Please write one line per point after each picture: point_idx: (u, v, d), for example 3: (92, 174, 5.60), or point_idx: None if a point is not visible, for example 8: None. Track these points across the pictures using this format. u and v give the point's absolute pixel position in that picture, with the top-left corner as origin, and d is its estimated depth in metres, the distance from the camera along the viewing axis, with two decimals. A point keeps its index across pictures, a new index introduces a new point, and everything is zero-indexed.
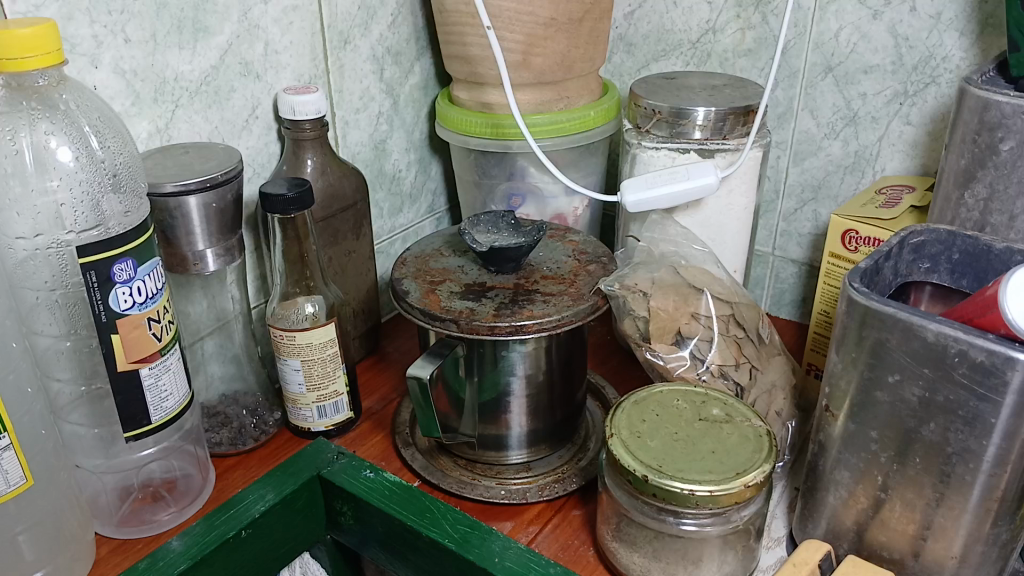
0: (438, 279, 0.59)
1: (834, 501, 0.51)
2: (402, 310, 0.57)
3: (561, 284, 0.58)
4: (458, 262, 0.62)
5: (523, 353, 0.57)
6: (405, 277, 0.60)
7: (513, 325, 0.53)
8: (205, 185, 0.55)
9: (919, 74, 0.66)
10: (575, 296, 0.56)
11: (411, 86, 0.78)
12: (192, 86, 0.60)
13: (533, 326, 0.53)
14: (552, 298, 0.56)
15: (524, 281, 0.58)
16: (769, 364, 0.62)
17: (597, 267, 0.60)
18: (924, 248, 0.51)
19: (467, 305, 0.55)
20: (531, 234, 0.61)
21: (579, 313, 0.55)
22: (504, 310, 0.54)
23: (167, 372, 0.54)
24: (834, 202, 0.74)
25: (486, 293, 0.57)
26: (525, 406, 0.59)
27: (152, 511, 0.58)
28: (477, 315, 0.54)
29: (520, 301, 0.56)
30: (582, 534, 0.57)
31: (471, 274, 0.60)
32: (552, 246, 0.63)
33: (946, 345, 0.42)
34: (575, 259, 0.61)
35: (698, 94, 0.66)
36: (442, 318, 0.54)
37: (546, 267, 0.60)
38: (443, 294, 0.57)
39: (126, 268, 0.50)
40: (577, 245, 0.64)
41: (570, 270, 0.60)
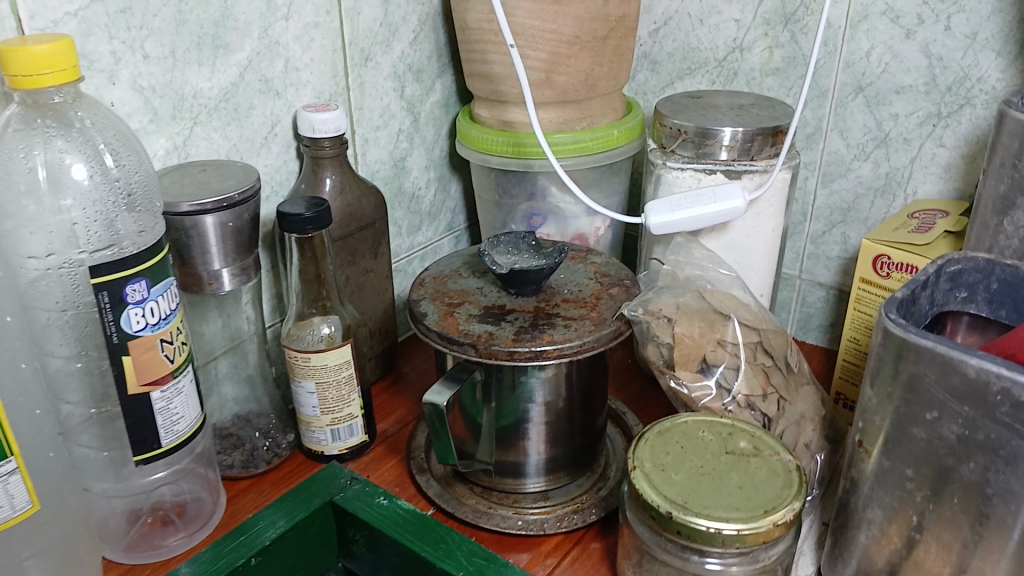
0: (456, 301, 0.58)
1: (866, 540, 0.49)
2: (419, 332, 0.56)
3: (582, 308, 0.56)
4: (478, 284, 0.60)
5: (542, 378, 0.55)
6: (422, 298, 0.58)
7: (533, 351, 0.52)
8: (221, 204, 0.54)
9: (953, 96, 0.64)
10: (597, 321, 0.55)
11: (431, 104, 0.77)
12: (211, 103, 0.59)
13: (554, 352, 0.52)
14: (573, 322, 0.54)
15: (545, 304, 0.57)
16: (798, 395, 0.60)
17: (618, 291, 0.58)
18: (961, 277, 0.49)
19: (486, 328, 0.54)
20: (552, 255, 0.59)
21: (601, 339, 0.53)
22: (524, 335, 0.53)
23: (179, 395, 0.53)
24: (864, 225, 0.72)
25: (505, 316, 0.56)
26: (543, 433, 0.58)
27: (162, 535, 0.57)
28: (496, 339, 0.53)
29: (540, 326, 0.54)
30: (601, 567, 0.56)
31: (490, 296, 0.59)
32: (574, 268, 0.62)
33: (988, 381, 0.40)
34: (598, 282, 0.60)
35: (725, 114, 0.64)
36: (460, 342, 0.53)
37: (568, 290, 0.59)
38: (461, 317, 0.56)
39: (139, 289, 0.49)
40: (599, 267, 0.62)
41: (592, 293, 0.58)
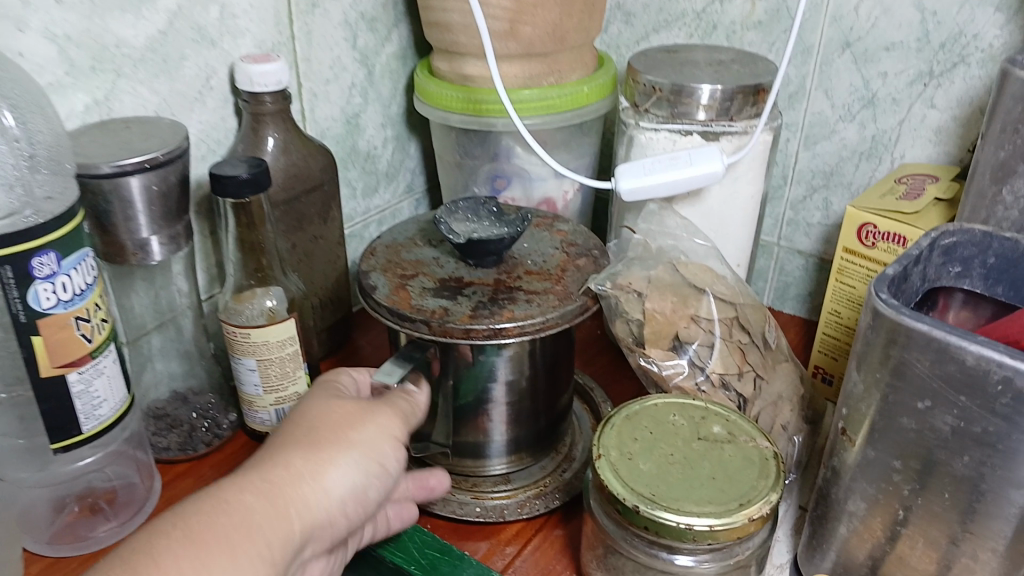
0: (409, 273, 0.53)
1: (846, 533, 0.45)
2: (368, 307, 0.51)
3: (546, 281, 0.52)
4: (433, 254, 0.55)
5: (503, 357, 0.51)
6: (372, 270, 0.53)
7: (492, 329, 0.47)
8: (143, 166, 0.48)
9: (947, 53, 0.60)
10: (562, 295, 0.50)
11: (387, 56, 0.71)
12: (137, 53, 0.53)
13: (514, 330, 0.47)
14: (536, 297, 0.50)
15: (506, 277, 0.52)
16: (775, 374, 0.56)
17: (586, 263, 0.54)
18: (955, 251, 0.45)
19: (441, 303, 0.49)
20: (515, 224, 0.55)
21: (566, 315, 0.49)
22: (481, 311, 0.48)
23: (101, 377, 0.48)
24: (847, 191, 0.68)
25: (462, 289, 0.51)
26: (506, 413, 0.53)
27: (89, 525, 0.52)
28: (451, 315, 0.48)
29: (500, 301, 0.50)
30: (563, 557, 0.52)
31: (446, 267, 0.54)
32: (539, 237, 0.57)
33: (988, 370, 0.36)
34: (564, 252, 0.55)
35: (703, 71, 0.59)
36: (412, 319, 0.48)
37: (531, 261, 0.54)
38: (414, 291, 0.51)
39: (48, 261, 0.43)
40: (566, 236, 0.57)
41: (558, 264, 0.54)
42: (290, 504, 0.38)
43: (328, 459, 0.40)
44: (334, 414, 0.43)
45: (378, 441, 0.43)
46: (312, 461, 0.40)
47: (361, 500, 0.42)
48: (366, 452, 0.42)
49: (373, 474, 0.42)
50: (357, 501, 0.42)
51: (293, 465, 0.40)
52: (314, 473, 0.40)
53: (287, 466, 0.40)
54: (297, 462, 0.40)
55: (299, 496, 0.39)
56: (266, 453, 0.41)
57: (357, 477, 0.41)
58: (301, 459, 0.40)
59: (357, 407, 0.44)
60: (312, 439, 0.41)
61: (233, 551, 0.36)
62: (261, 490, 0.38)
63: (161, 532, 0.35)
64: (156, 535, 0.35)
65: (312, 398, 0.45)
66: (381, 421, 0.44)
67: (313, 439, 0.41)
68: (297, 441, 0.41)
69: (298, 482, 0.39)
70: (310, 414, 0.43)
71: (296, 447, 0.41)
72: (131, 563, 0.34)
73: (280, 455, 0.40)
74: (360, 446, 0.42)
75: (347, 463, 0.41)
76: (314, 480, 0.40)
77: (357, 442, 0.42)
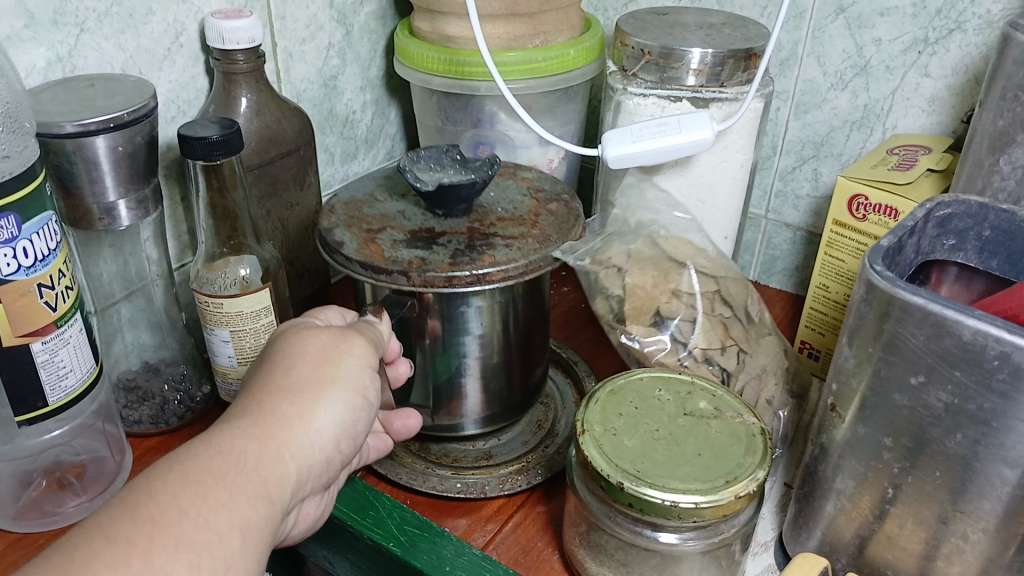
0: (376, 227, 0.50)
1: (833, 511, 0.44)
2: (336, 264, 0.48)
3: (521, 226, 0.50)
4: (398, 207, 0.53)
5: (477, 307, 0.49)
6: (335, 226, 0.50)
7: (475, 276, 0.46)
8: (108, 125, 0.46)
9: (943, 19, 0.58)
10: (541, 238, 0.49)
11: (366, 16, 0.69)
12: (100, 6, 0.51)
13: (498, 275, 0.46)
14: (514, 241, 0.48)
15: (479, 224, 0.50)
16: (758, 348, 0.55)
17: (557, 207, 0.52)
18: (950, 223, 0.44)
19: (416, 253, 0.47)
20: (483, 169, 0.52)
21: (547, 258, 0.48)
22: (461, 258, 0.46)
23: (66, 346, 0.46)
24: (837, 161, 0.67)
25: (435, 239, 0.49)
26: (480, 369, 0.51)
27: (56, 500, 0.51)
28: (430, 264, 0.46)
29: (478, 247, 0.48)
30: (545, 534, 0.51)
31: (414, 220, 0.51)
32: (504, 185, 0.55)
33: (985, 345, 0.35)
34: (532, 199, 0.53)
35: (693, 34, 0.58)
36: (388, 271, 0.46)
37: (501, 208, 0.52)
38: (384, 244, 0.48)
39: (7, 225, 0.41)
40: (532, 182, 0.56)
41: (529, 210, 0.52)
42: (280, 446, 0.37)
43: (314, 397, 0.39)
44: (313, 342, 0.41)
45: (361, 370, 0.41)
46: (302, 400, 0.38)
47: (349, 434, 0.40)
48: (350, 384, 0.40)
49: (360, 407, 0.41)
50: (346, 433, 0.40)
51: (278, 407, 0.38)
52: (302, 413, 0.38)
53: (272, 407, 0.38)
54: (283, 403, 0.38)
55: (292, 437, 0.37)
56: (248, 394, 0.39)
57: (345, 411, 0.40)
58: (289, 398, 0.38)
59: (335, 333, 0.42)
60: (295, 373, 0.39)
61: (227, 494, 0.34)
62: (249, 434, 0.36)
63: (148, 481, 0.33)
64: (145, 485, 0.33)
65: (284, 328, 0.43)
66: (360, 348, 0.42)
67: (295, 373, 0.39)
68: (279, 377, 0.39)
69: (287, 425, 0.37)
70: (285, 344, 0.41)
71: (279, 385, 0.39)
72: (119, 514, 0.31)
73: (263, 396, 0.38)
74: (344, 379, 0.40)
75: (334, 398, 0.39)
76: (302, 420, 0.38)
77: (341, 374, 0.40)
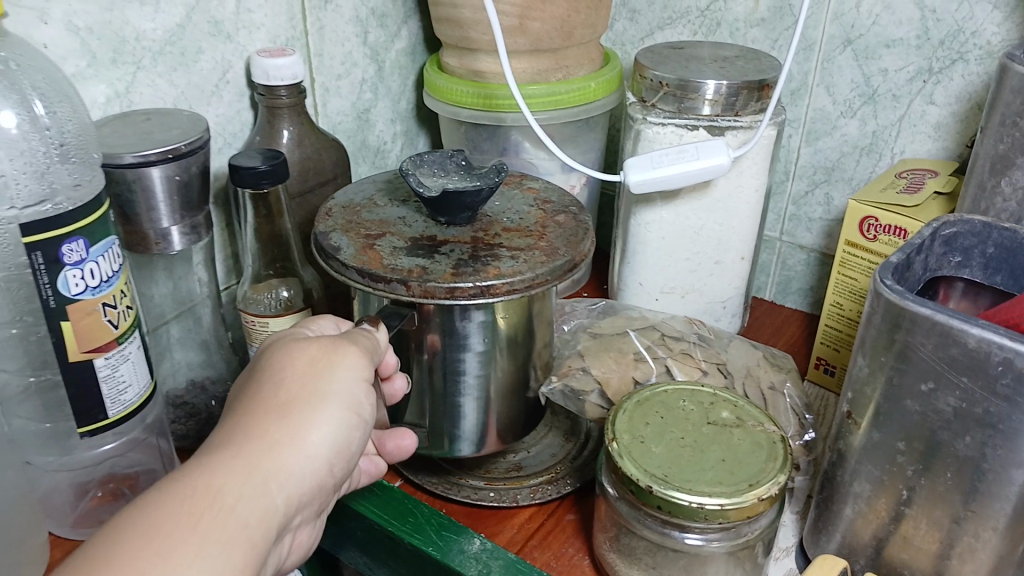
0: (375, 233, 0.50)
1: (851, 515, 0.47)
2: (333, 270, 0.48)
3: (527, 238, 0.50)
4: (399, 213, 0.53)
5: (477, 322, 0.48)
6: (333, 230, 0.50)
7: (478, 287, 0.45)
8: (166, 156, 0.49)
9: (946, 50, 0.61)
10: (548, 251, 0.48)
11: (397, 52, 0.73)
12: (156, 46, 0.54)
13: (503, 287, 0.45)
14: (520, 254, 0.48)
15: (483, 235, 0.50)
16: (732, 355, 0.62)
17: (565, 219, 0.53)
18: (957, 240, 0.47)
19: (417, 262, 0.46)
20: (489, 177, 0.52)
21: (554, 272, 0.47)
22: (464, 268, 0.46)
23: (126, 362, 0.50)
24: (848, 186, 0.70)
25: (438, 248, 0.48)
26: (479, 386, 0.50)
27: (111, 510, 0.54)
28: (431, 274, 0.45)
29: (482, 258, 0.47)
30: (576, 541, 0.53)
31: (415, 227, 0.51)
32: (510, 196, 0.56)
33: (989, 352, 0.38)
34: (539, 210, 0.54)
35: (709, 66, 0.61)
36: (388, 279, 0.45)
37: (506, 219, 0.52)
38: (383, 251, 0.48)
39: (77, 248, 0.45)
40: (537, 194, 0.56)
41: (535, 222, 0.52)
42: (267, 474, 0.37)
43: (302, 419, 0.39)
44: (302, 360, 0.41)
45: (353, 385, 0.41)
46: (286, 427, 0.39)
47: (341, 458, 0.41)
48: (341, 401, 0.41)
49: (351, 428, 0.41)
50: (340, 452, 0.41)
51: (263, 433, 0.38)
52: (290, 436, 0.38)
53: (258, 433, 0.38)
54: (270, 428, 0.38)
55: (276, 468, 0.38)
56: (236, 418, 0.39)
57: (337, 430, 0.40)
58: (272, 427, 0.38)
59: (327, 345, 0.42)
60: (282, 395, 0.40)
61: (202, 535, 0.34)
62: (230, 465, 0.36)
63: (122, 524, 0.33)
64: (118, 528, 0.33)
65: (276, 344, 0.43)
66: (353, 359, 0.42)
67: (283, 395, 0.40)
68: (267, 400, 0.39)
69: (275, 450, 0.38)
70: (276, 363, 0.41)
71: (266, 408, 0.39)
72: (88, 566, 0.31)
73: (246, 422, 0.39)
74: (334, 397, 0.40)
75: (324, 417, 0.40)
76: (290, 444, 0.38)
77: (331, 391, 0.41)
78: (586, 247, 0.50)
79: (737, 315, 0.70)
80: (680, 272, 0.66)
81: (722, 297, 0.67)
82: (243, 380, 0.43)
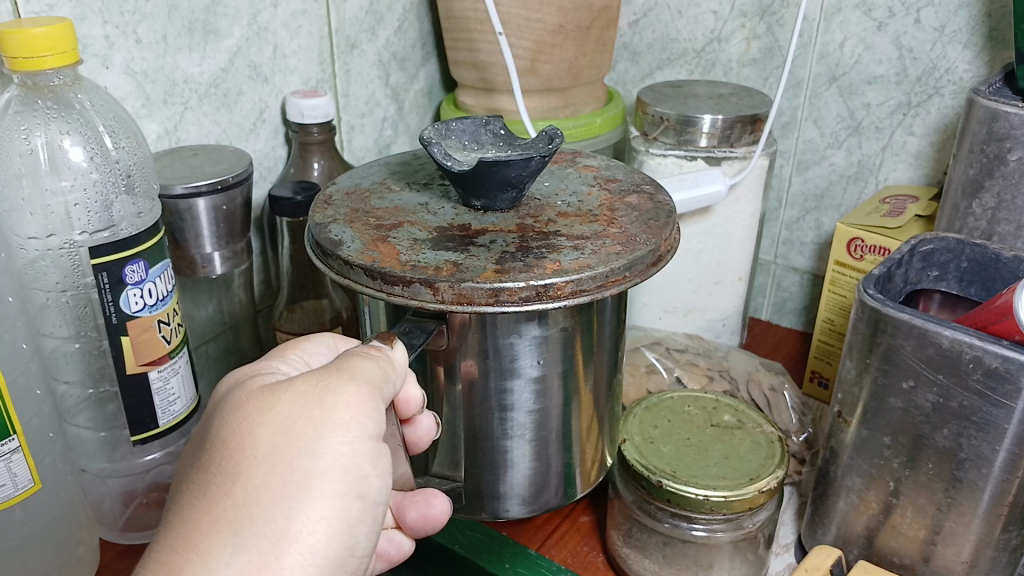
0: (388, 224, 0.43)
1: (845, 508, 0.51)
2: (333, 269, 0.41)
3: (593, 225, 0.43)
4: (418, 199, 0.47)
5: (530, 340, 0.40)
6: (333, 222, 0.43)
7: (533, 289, 0.37)
8: (215, 187, 0.54)
9: (923, 86, 0.67)
10: (625, 241, 0.41)
11: (415, 92, 0.78)
12: (202, 88, 0.59)
13: (567, 288, 0.37)
14: (585, 243, 0.40)
15: (533, 223, 0.43)
16: (733, 365, 0.67)
17: (638, 200, 0.46)
18: (933, 257, 0.52)
19: (444, 257, 0.39)
20: (540, 146, 0.46)
21: (634, 266, 0.39)
22: (512, 264, 0.38)
23: (176, 375, 0.54)
24: (837, 212, 0.75)
25: (472, 240, 0.41)
26: (532, 423, 0.43)
27: (157, 516, 0.58)
28: (468, 271, 0.38)
29: (535, 250, 0.40)
30: (590, 540, 0.57)
31: (439, 214, 0.44)
32: (563, 175, 0.50)
33: (961, 351, 0.42)
34: (602, 190, 0.47)
35: (705, 103, 0.66)
36: (407, 282, 0.38)
37: (561, 203, 0.46)
38: (400, 245, 0.40)
39: (137, 269, 0.49)
40: (597, 171, 0.50)
41: (597, 205, 0.45)
42: None
43: (271, 525, 0.31)
44: (266, 433, 0.33)
45: (346, 458, 0.33)
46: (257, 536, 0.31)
47: (348, 547, 0.33)
48: (328, 487, 0.32)
49: (350, 511, 0.33)
50: (339, 551, 0.33)
51: (212, 562, 0.31)
52: (255, 562, 0.31)
53: (206, 566, 0.31)
54: (227, 547, 0.31)
55: None
56: (179, 534, 0.32)
57: (326, 529, 0.32)
58: (237, 538, 0.31)
59: (305, 399, 0.33)
60: (239, 496, 0.32)
61: None
62: None
63: None
64: None
65: (238, 398, 0.34)
66: (344, 416, 0.33)
67: (240, 497, 0.32)
68: (219, 508, 0.32)
69: None
70: (232, 438, 0.33)
71: (218, 520, 0.31)
72: None
73: (204, 528, 0.31)
74: (316, 484, 0.32)
75: (305, 516, 0.32)
76: (257, 572, 0.31)
77: (313, 472, 0.32)
78: (670, 233, 0.43)
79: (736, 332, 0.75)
80: (683, 292, 0.71)
81: (721, 316, 0.72)
82: (214, 419, 0.35)
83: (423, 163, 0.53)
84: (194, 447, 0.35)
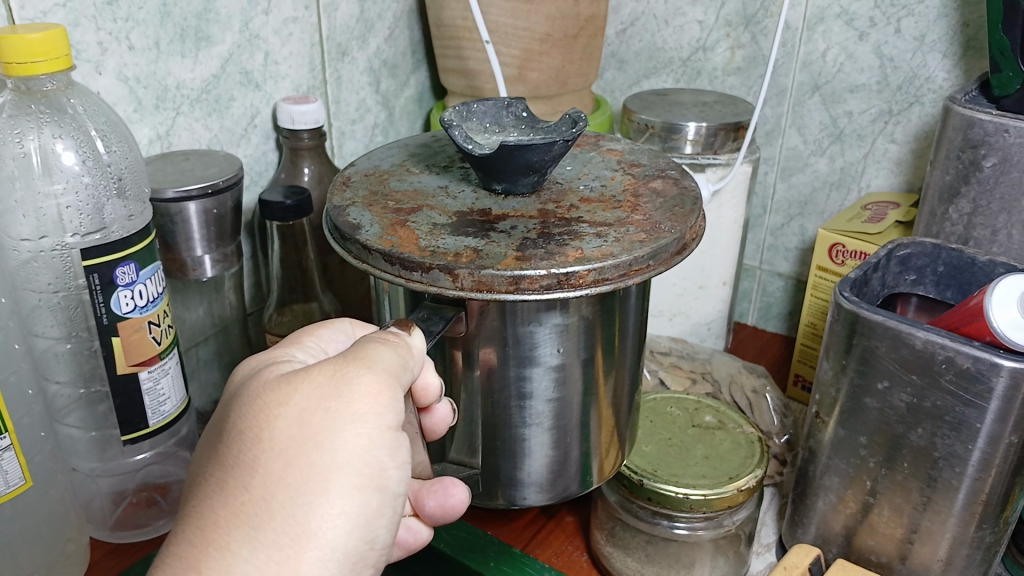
0: (408, 208, 0.44)
1: (824, 507, 0.52)
2: (353, 251, 0.42)
3: (617, 212, 0.44)
4: (438, 182, 0.48)
5: (549, 330, 0.41)
6: (351, 205, 0.44)
7: (555, 277, 0.38)
8: (205, 191, 0.55)
9: (903, 94, 0.68)
10: (648, 229, 0.42)
11: (405, 99, 0.79)
12: (194, 94, 0.60)
13: (588, 276, 0.38)
14: (608, 231, 0.41)
15: (556, 208, 0.44)
16: (716, 367, 0.68)
17: (662, 185, 0.47)
18: (910, 261, 0.53)
19: (465, 243, 0.40)
20: (563, 129, 0.47)
21: (657, 255, 0.40)
22: (533, 251, 0.39)
23: (166, 376, 0.55)
24: (821, 218, 0.76)
25: (493, 226, 0.42)
26: (551, 412, 0.44)
27: (148, 515, 0.59)
28: (489, 257, 0.38)
29: (556, 237, 0.41)
30: (575, 540, 0.58)
31: (459, 199, 0.45)
32: (586, 159, 0.51)
33: (934, 352, 0.43)
34: (625, 175, 0.49)
35: (690, 110, 0.68)
36: (428, 267, 0.38)
37: (582, 188, 0.47)
38: (419, 230, 0.41)
39: (128, 271, 0.50)
40: (621, 155, 0.51)
41: (619, 191, 0.46)
42: None
43: (292, 519, 0.32)
44: (284, 425, 0.33)
45: (364, 450, 0.33)
46: (277, 530, 0.32)
47: (367, 542, 0.34)
48: (346, 480, 0.33)
49: (367, 504, 0.34)
50: (358, 546, 0.33)
51: (229, 558, 0.31)
52: (275, 557, 0.31)
53: (224, 562, 0.31)
54: (246, 543, 0.32)
55: None
56: (197, 529, 0.32)
57: (345, 523, 0.33)
58: (256, 533, 0.32)
59: (322, 389, 0.34)
60: (258, 490, 0.32)
61: None
62: None
63: None
64: None
65: (254, 389, 0.35)
66: (362, 407, 0.34)
67: (258, 491, 0.32)
68: (238, 503, 0.32)
69: None
70: (250, 430, 0.34)
71: (236, 515, 0.32)
72: None
73: (223, 522, 0.32)
74: (335, 476, 0.33)
75: (324, 510, 0.32)
76: (276, 567, 0.31)
77: (330, 464, 0.33)
78: (694, 221, 0.44)
79: (722, 337, 0.76)
80: (668, 297, 0.72)
81: (706, 320, 0.73)
82: (230, 409, 0.36)
83: (443, 145, 0.54)
84: (210, 438, 0.36)
